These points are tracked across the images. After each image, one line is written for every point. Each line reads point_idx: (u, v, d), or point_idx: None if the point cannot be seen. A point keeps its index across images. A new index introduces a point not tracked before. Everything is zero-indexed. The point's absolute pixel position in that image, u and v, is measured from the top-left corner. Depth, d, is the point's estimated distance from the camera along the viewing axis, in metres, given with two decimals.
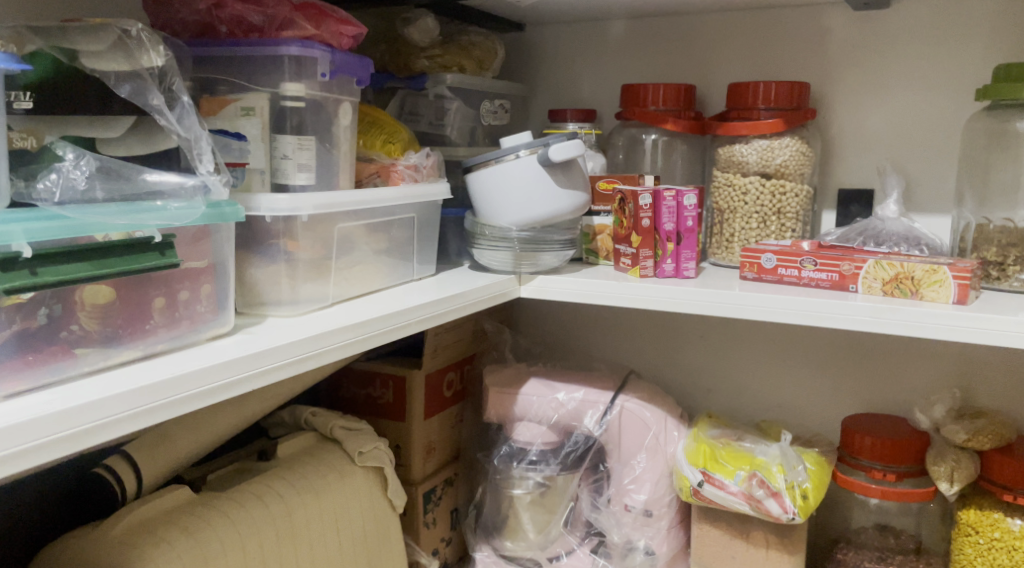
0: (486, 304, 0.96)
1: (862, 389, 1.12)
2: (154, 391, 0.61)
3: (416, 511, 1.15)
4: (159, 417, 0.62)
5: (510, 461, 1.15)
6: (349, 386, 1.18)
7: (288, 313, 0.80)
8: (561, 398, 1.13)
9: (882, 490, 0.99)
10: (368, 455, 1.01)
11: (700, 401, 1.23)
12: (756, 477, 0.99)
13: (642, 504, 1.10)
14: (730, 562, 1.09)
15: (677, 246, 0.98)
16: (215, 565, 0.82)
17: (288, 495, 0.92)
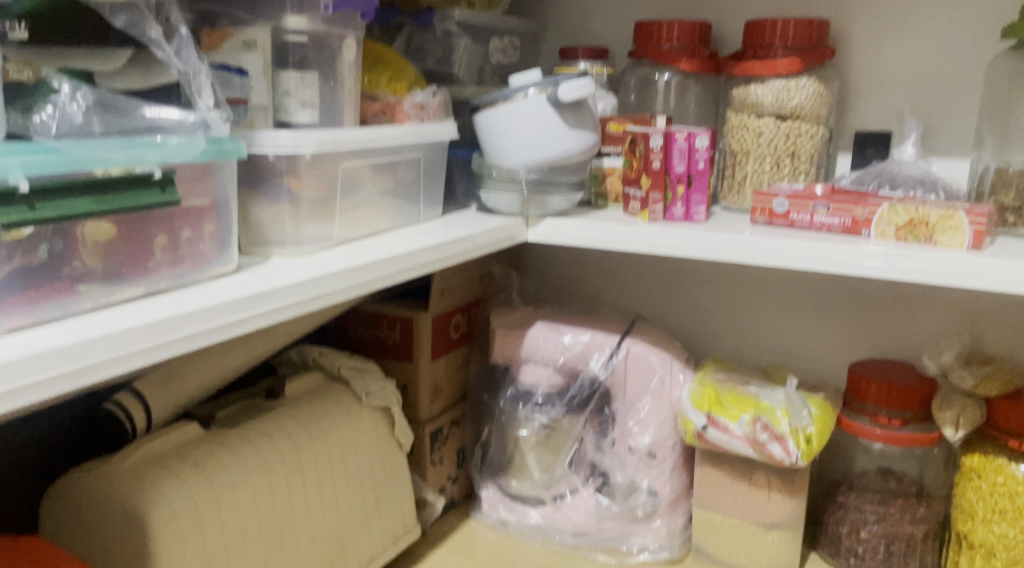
0: (492, 248, 0.95)
1: (871, 335, 1.11)
2: (159, 328, 0.61)
3: (423, 450, 1.15)
4: (163, 355, 0.62)
5: (515, 403, 1.15)
6: (356, 326, 1.18)
7: (293, 254, 0.80)
8: (567, 341, 1.13)
9: (886, 435, 1.00)
10: (375, 395, 1.02)
11: (707, 346, 1.22)
12: (760, 421, 0.99)
13: (646, 446, 1.11)
14: (732, 504, 1.10)
15: (688, 190, 0.97)
16: (224, 499, 0.83)
17: (297, 433, 0.92)
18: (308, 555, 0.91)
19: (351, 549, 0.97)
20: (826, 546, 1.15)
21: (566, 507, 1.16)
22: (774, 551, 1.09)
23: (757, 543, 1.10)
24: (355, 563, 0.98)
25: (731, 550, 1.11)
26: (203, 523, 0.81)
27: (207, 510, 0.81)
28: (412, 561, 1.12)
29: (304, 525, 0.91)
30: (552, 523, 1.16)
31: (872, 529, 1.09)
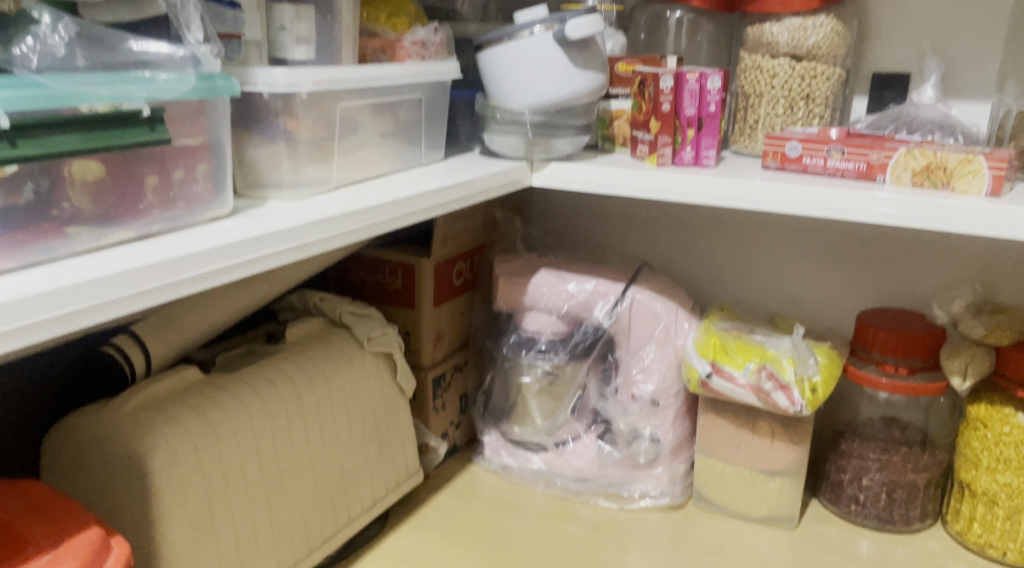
0: (496, 193, 0.93)
1: (880, 284, 1.10)
2: (153, 272, 0.59)
3: (425, 395, 1.14)
4: (158, 299, 0.60)
5: (518, 350, 1.15)
6: (358, 272, 1.16)
7: (290, 197, 0.78)
8: (571, 289, 1.12)
9: (892, 385, 0.99)
10: (377, 341, 1.01)
11: (713, 294, 1.21)
12: (765, 370, 0.98)
13: (649, 393, 1.11)
14: (734, 452, 1.10)
15: (698, 133, 0.94)
16: (225, 444, 0.83)
17: (298, 378, 0.91)
18: (310, 499, 0.91)
19: (354, 494, 0.97)
20: (827, 493, 1.15)
21: (569, 453, 1.16)
22: (775, 499, 1.09)
23: (758, 490, 1.10)
24: (357, 508, 0.98)
25: (732, 497, 1.12)
26: (204, 467, 0.80)
27: (208, 455, 0.81)
28: (414, 505, 1.12)
29: (306, 470, 0.91)
30: (555, 469, 1.16)
31: (875, 478, 1.10)
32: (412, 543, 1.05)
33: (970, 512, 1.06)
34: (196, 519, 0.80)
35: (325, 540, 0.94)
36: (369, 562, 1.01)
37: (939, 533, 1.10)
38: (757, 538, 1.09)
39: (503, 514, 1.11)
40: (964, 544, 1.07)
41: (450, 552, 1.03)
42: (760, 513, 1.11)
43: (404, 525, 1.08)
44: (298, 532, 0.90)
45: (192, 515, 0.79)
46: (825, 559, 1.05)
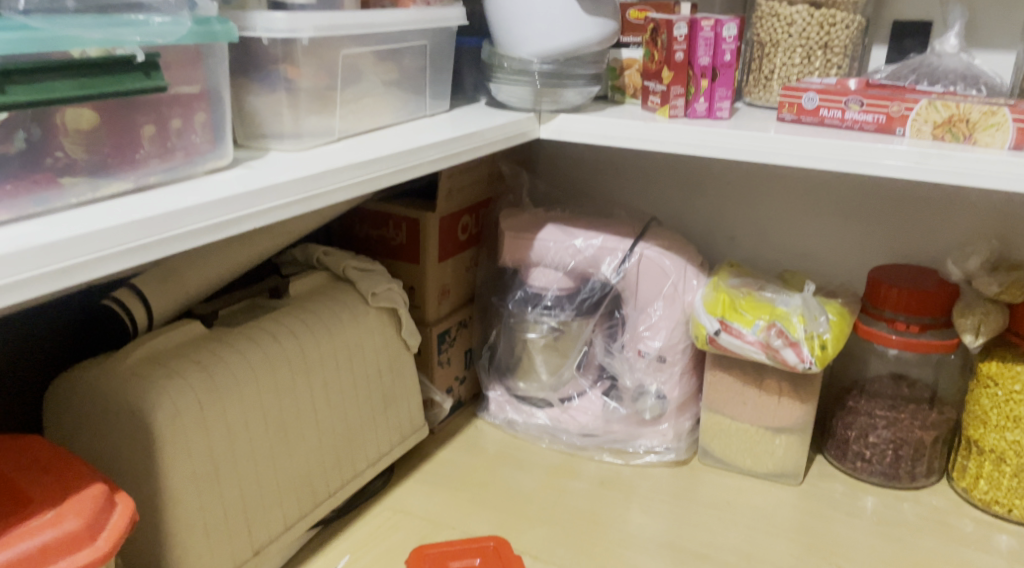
0: (503, 145, 0.91)
1: (894, 239, 1.08)
2: (152, 226, 0.58)
3: (430, 350, 1.14)
4: (158, 254, 0.59)
5: (524, 306, 1.14)
6: (361, 225, 1.15)
7: (292, 148, 0.76)
8: (578, 245, 1.11)
9: (903, 342, 0.98)
10: (381, 297, 0.99)
11: (723, 249, 1.19)
12: (775, 327, 0.96)
13: (656, 349, 1.10)
14: (741, 408, 1.09)
15: (712, 84, 0.91)
16: (229, 398, 0.82)
17: (302, 333, 0.90)
18: (315, 454, 0.91)
19: (359, 449, 0.97)
20: (833, 449, 1.15)
21: (574, 409, 1.16)
22: (781, 455, 1.09)
23: (764, 447, 1.10)
24: (362, 462, 0.98)
25: (738, 453, 1.11)
26: (208, 422, 0.80)
27: (212, 410, 0.80)
28: (419, 460, 1.12)
29: (311, 425, 0.91)
30: (559, 424, 1.16)
31: (882, 435, 1.09)
32: (418, 497, 1.05)
33: (977, 470, 1.06)
34: (202, 473, 0.79)
35: (331, 494, 0.94)
36: (375, 515, 1.01)
37: (945, 490, 1.10)
38: (762, 494, 1.09)
39: (509, 468, 1.11)
40: (970, 500, 1.07)
41: (455, 507, 1.03)
42: (765, 469, 1.11)
43: (409, 479, 1.08)
44: (304, 486, 0.90)
45: (197, 469, 0.79)
46: (830, 515, 1.05)
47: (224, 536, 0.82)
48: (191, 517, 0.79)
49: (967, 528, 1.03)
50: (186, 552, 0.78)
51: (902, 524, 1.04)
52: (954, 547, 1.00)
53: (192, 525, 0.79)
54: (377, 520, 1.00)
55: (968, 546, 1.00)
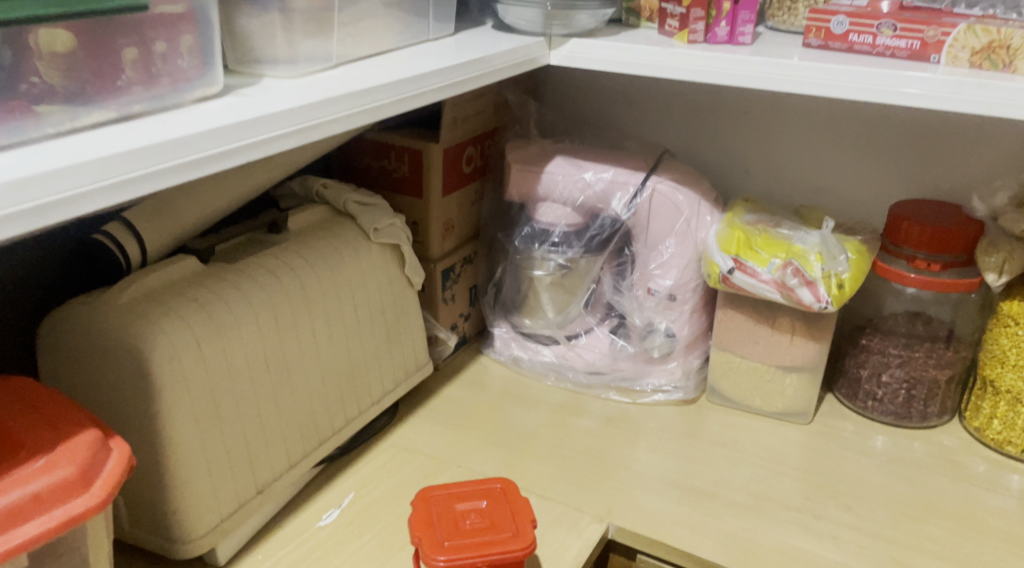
0: (510, 72, 0.86)
1: (917, 172, 1.04)
2: (135, 159, 0.55)
3: (434, 287, 1.11)
4: (144, 189, 0.56)
5: (530, 243, 1.11)
6: (362, 157, 1.11)
7: (287, 75, 0.72)
8: (588, 178, 1.07)
9: (921, 281, 0.95)
10: (384, 232, 0.96)
11: (738, 183, 1.16)
12: (791, 266, 0.93)
13: (666, 288, 1.07)
14: (752, 346, 1.07)
15: (735, 6, 0.86)
16: (228, 337, 0.79)
17: (302, 269, 0.87)
18: (318, 392, 0.89)
19: (363, 386, 0.95)
20: (843, 388, 1.13)
21: (581, 347, 1.14)
22: (791, 394, 1.07)
23: (774, 386, 1.08)
24: (367, 399, 0.97)
25: (747, 392, 1.09)
26: (208, 361, 0.77)
27: (211, 349, 0.78)
28: (423, 397, 1.11)
29: (314, 363, 0.89)
30: (566, 362, 1.14)
31: (895, 373, 1.07)
32: (423, 434, 1.03)
33: (990, 409, 1.04)
34: (203, 413, 0.77)
35: (335, 432, 0.92)
36: (380, 452, 1.00)
37: (956, 429, 1.09)
38: (771, 433, 1.07)
39: (514, 406, 1.10)
40: (981, 440, 1.06)
41: (461, 445, 1.02)
42: (775, 408, 1.09)
43: (414, 417, 1.06)
44: (308, 424, 0.89)
45: (198, 409, 0.77)
46: (839, 454, 1.04)
47: (227, 475, 0.81)
48: (193, 457, 0.77)
49: (977, 468, 1.02)
50: (189, 491, 0.77)
51: (912, 463, 1.03)
52: (964, 487, 0.99)
53: (195, 465, 0.77)
54: (383, 457, 0.99)
55: (979, 486, 0.99)
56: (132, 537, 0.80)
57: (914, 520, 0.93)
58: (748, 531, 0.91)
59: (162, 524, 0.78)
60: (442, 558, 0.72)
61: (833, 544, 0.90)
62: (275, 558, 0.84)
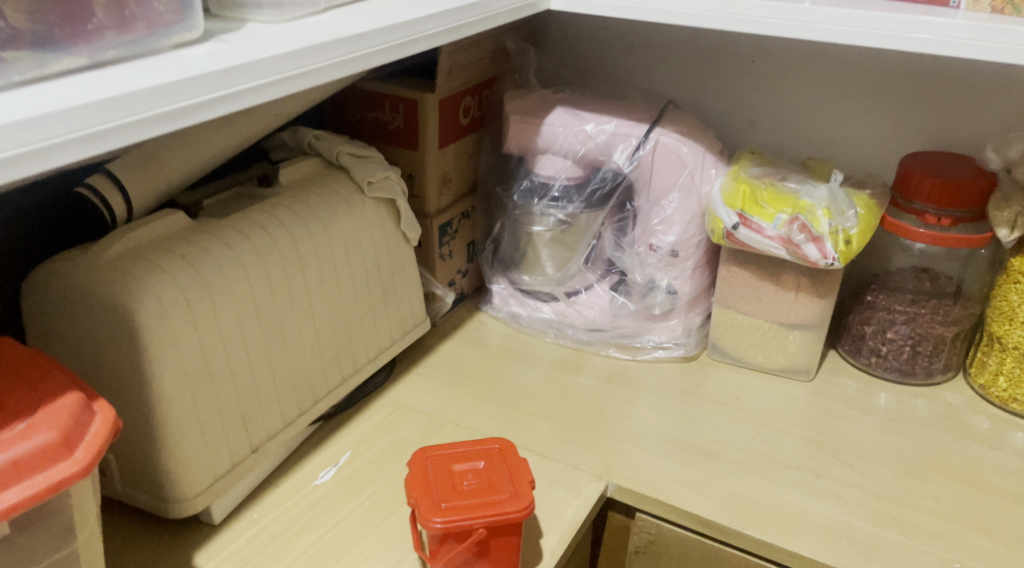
0: (508, 18, 0.83)
1: (929, 124, 1.01)
2: (108, 109, 0.52)
3: (430, 243, 1.08)
4: (118, 141, 0.53)
5: (530, 198, 1.08)
6: (356, 108, 1.07)
7: (272, 20, 0.68)
8: (589, 130, 1.04)
9: (932, 237, 0.93)
10: (378, 186, 0.93)
11: (744, 134, 1.12)
12: (798, 221, 0.91)
13: (669, 244, 1.05)
14: (755, 303, 1.05)
15: None
16: (218, 295, 0.77)
17: (294, 224, 0.85)
18: (313, 350, 0.88)
19: (358, 345, 0.94)
20: (847, 344, 1.11)
21: (580, 304, 1.12)
22: (794, 351, 1.05)
23: (777, 343, 1.06)
24: (363, 357, 0.95)
25: (749, 349, 1.08)
26: (198, 320, 0.75)
27: (201, 307, 0.75)
28: (421, 354, 1.09)
29: (308, 321, 0.86)
30: (565, 319, 1.12)
31: (900, 331, 1.05)
32: (420, 392, 1.02)
33: (997, 366, 1.03)
34: (193, 373, 0.75)
35: (330, 391, 0.90)
36: (377, 411, 0.98)
37: (961, 386, 1.07)
38: (773, 390, 1.05)
39: (513, 363, 1.08)
40: (986, 397, 1.05)
41: (459, 402, 1.00)
42: (777, 365, 1.07)
43: (411, 374, 1.05)
44: (302, 383, 0.87)
45: (189, 369, 0.75)
46: (842, 412, 1.02)
47: (220, 435, 0.79)
48: (185, 418, 0.75)
49: (981, 425, 1.01)
50: (181, 452, 0.75)
51: (915, 421, 1.01)
52: (968, 444, 0.98)
53: (187, 425, 0.75)
54: (379, 415, 0.97)
55: (982, 444, 0.98)
56: (125, 497, 0.79)
57: (917, 478, 0.92)
58: (749, 490, 0.90)
59: (155, 484, 0.76)
60: (439, 519, 0.70)
61: (834, 503, 0.89)
62: (271, 518, 0.83)
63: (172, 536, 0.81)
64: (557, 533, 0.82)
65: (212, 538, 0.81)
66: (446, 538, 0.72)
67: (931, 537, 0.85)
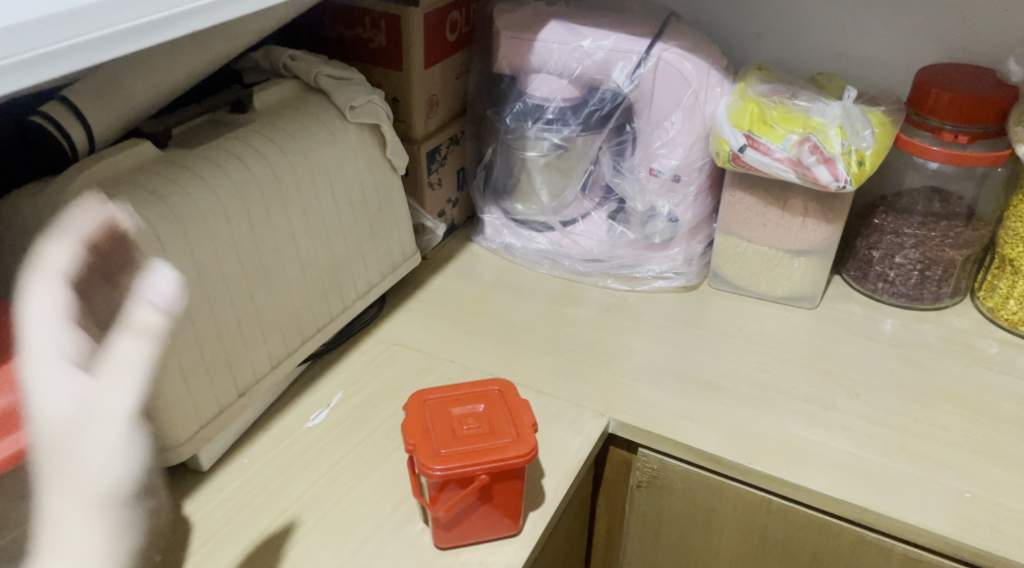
0: None
1: (947, 32, 0.95)
2: (24, 36, 0.48)
3: (419, 171, 1.03)
4: (42, 74, 0.49)
5: (524, 120, 1.03)
6: (334, 25, 1.00)
7: None
8: (587, 47, 0.97)
9: (948, 155, 0.89)
10: (361, 111, 0.87)
11: (749, 48, 1.06)
12: (809, 142, 0.86)
13: (671, 169, 1.00)
14: (760, 230, 1.00)
15: None
16: (194, 233, 0.72)
17: (272, 154, 0.79)
18: (299, 288, 0.83)
19: (347, 280, 0.89)
20: (853, 269, 1.07)
21: (577, 234, 1.07)
22: (799, 278, 1.01)
23: (782, 270, 1.01)
24: (353, 293, 0.90)
25: (753, 277, 1.04)
26: (172, 261, 0.70)
27: (175, 247, 0.70)
28: (413, 288, 1.04)
29: (292, 258, 0.82)
30: (561, 249, 1.08)
31: (909, 255, 1.01)
32: (412, 328, 0.98)
33: (1007, 289, 0.99)
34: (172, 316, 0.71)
35: (319, 330, 0.86)
36: (369, 348, 0.94)
37: (969, 310, 1.04)
38: (777, 319, 1.02)
39: (508, 296, 1.04)
40: (994, 320, 1.01)
41: (453, 338, 0.96)
42: (781, 293, 1.03)
43: (403, 310, 1.01)
44: (290, 323, 0.83)
45: None
46: (848, 339, 0.99)
47: (205, 380, 0.75)
48: (166, 363, 0.71)
49: (989, 349, 0.98)
50: (164, 399, 0.71)
51: (924, 347, 0.98)
52: (977, 369, 0.94)
53: (169, 371, 0.71)
54: (371, 354, 0.93)
55: (992, 369, 0.95)
56: None
57: (926, 406, 0.89)
58: (753, 423, 0.87)
59: None
60: (438, 467, 0.67)
61: (842, 435, 0.86)
62: (261, 464, 0.80)
63: None
64: (559, 471, 0.79)
65: (201, 485, 0.77)
66: (447, 484, 0.68)
67: (941, 467, 0.82)
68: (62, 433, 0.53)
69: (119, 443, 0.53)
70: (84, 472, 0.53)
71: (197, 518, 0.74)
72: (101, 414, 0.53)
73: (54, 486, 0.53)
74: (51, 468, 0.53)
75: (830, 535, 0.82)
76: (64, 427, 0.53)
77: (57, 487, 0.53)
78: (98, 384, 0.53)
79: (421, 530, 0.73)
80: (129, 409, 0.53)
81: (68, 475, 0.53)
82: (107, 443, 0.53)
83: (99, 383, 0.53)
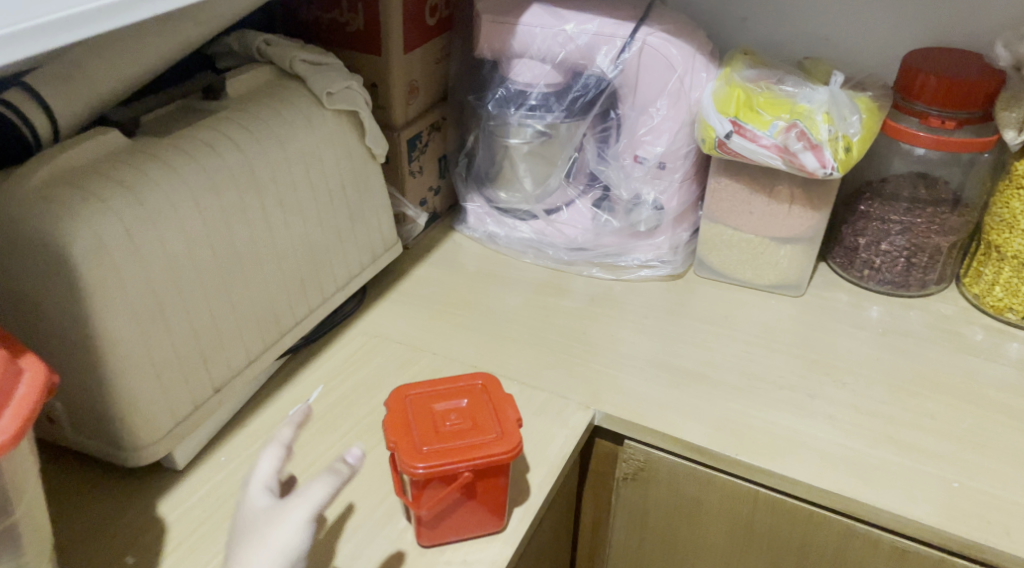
0: None
1: (933, 16, 0.94)
2: None
3: (399, 158, 1.01)
4: None
5: (506, 107, 1.01)
6: (310, 8, 0.97)
7: None
8: (570, 31, 0.96)
9: (936, 140, 0.88)
10: (338, 97, 0.85)
11: (734, 32, 1.05)
12: (796, 128, 0.85)
13: (657, 156, 0.98)
14: (746, 218, 0.99)
15: None
16: (164, 226, 0.70)
17: (245, 142, 0.77)
18: (276, 280, 0.81)
19: (325, 272, 0.87)
20: (839, 257, 1.06)
21: (561, 222, 1.06)
22: (785, 266, 1.00)
23: (768, 258, 1.00)
24: (331, 285, 0.88)
25: (739, 265, 1.02)
26: (141, 254, 0.68)
27: (144, 240, 0.68)
28: (393, 279, 1.02)
29: (268, 250, 0.79)
30: (544, 238, 1.06)
31: (895, 242, 1.00)
32: (394, 320, 0.96)
33: (993, 276, 0.98)
34: (142, 311, 0.69)
35: (297, 323, 0.84)
36: (350, 340, 0.92)
37: (955, 297, 1.03)
38: (764, 307, 1.01)
39: (491, 286, 1.02)
40: (980, 307, 1.01)
41: (435, 330, 0.94)
42: (768, 281, 1.02)
43: (384, 301, 0.99)
44: (267, 317, 0.81)
45: (135, 308, 0.68)
46: (834, 327, 0.98)
47: (179, 377, 0.73)
48: (137, 360, 0.69)
49: (975, 336, 0.97)
50: (135, 397, 0.69)
51: (909, 334, 0.97)
52: (963, 357, 0.94)
53: (139, 368, 0.69)
54: (351, 347, 0.91)
55: (978, 356, 0.94)
56: (77, 445, 0.73)
57: (912, 395, 0.88)
58: (740, 414, 0.85)
59: (108, 433, 0.70)
60: (421, 465, 0.65)
61: (830, 425, 0.85)
62: (238, 461, 0.78)
63: (133, 486, 0.75)
64: (545, 465, 0.78)
65: (176, 485, 0.75)
66: (430, 482, 0.67)
67: (928, 456, 0.81)
68: (259, 518, 0.64)
69: (300, 533, 0.63)
70: (275, 547, 0.62)
71: (172, 518, 0.72)
72: (295, 508, 0.64)
73: (250, 557, 0.62)
74: (249, 551, 0.63)
75: (816, 526, 0.81)
76: (262, 512, 0.65)
77: (255, 551, 0.62)
78: (287, 503, 0.64)
79: (404, 529, 0.71)
80: (313, 508, 0.64)
81: (263, 546, 0.63)
82: (289, 535, 0.63)
83: (288, 504, 0.64)
